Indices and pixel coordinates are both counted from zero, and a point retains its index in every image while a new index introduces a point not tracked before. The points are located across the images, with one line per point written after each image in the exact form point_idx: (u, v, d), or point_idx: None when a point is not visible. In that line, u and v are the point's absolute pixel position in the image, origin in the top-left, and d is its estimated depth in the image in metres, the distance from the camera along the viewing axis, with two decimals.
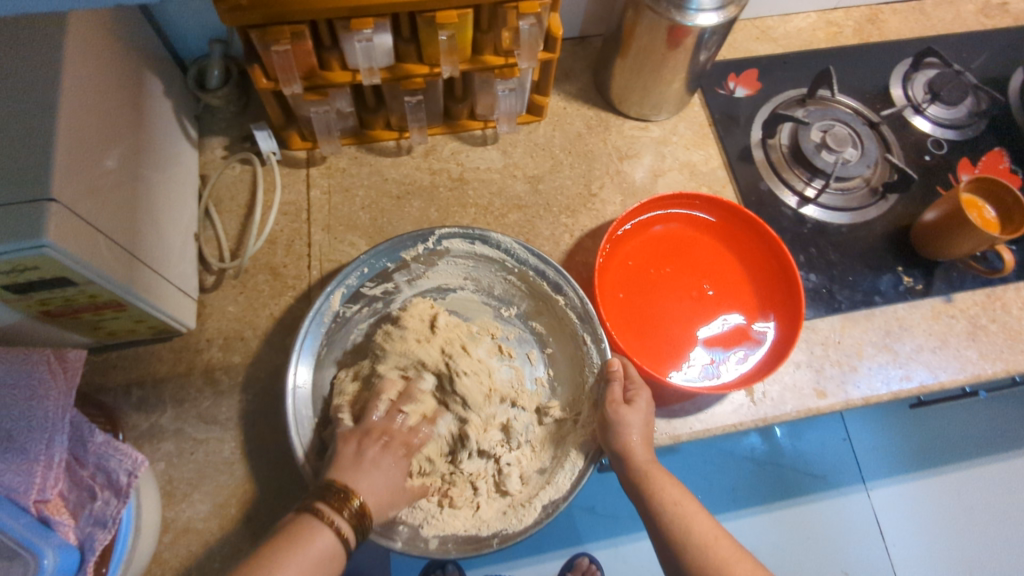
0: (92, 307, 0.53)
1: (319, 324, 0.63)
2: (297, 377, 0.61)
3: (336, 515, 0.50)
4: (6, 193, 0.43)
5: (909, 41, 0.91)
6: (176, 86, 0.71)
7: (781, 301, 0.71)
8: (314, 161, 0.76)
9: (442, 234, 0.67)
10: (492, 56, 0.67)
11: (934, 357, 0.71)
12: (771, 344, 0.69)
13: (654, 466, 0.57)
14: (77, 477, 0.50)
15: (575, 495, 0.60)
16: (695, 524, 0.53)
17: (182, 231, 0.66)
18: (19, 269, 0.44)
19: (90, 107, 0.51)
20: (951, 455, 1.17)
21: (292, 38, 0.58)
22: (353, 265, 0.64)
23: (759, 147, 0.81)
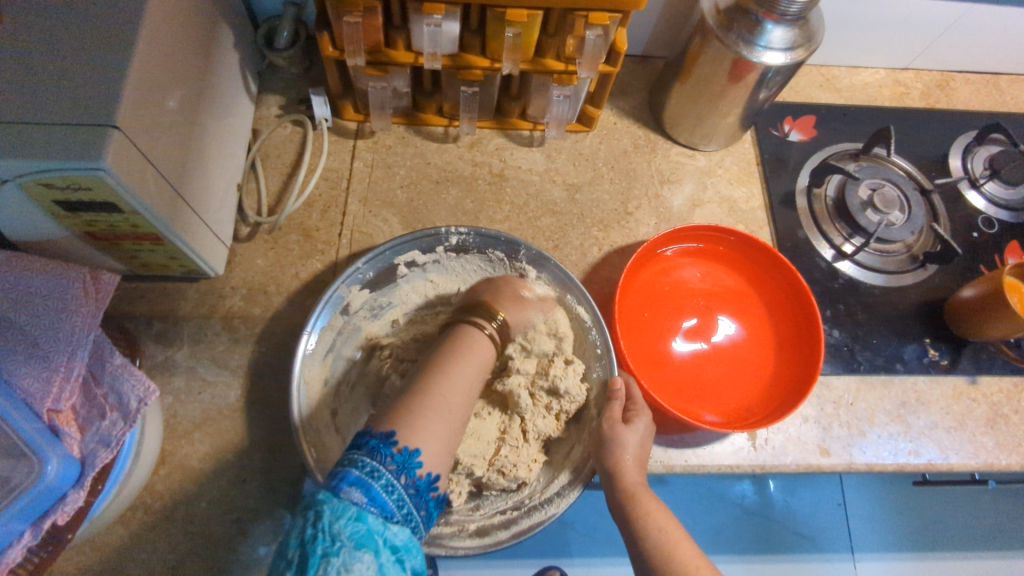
0: (132, 236, 0.56)
1: (349, 283, 0.65)
2: (313, 331, 0.62)
3: (485, 324, 0.59)
4: (74, 114, 0.45)
5: (977, 113, 0.89)
6: (246, 40, 0.74)
7: (793, 369, 0.69)
8: (363, 134, 0.78)
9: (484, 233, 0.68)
10: (553, 60, 0.68)
11: (947, 438, 0.69)
12: (775, 403, 0.67)
13: (641, 490, 0.57)
14: (90, 394, 0.52)
15: (522, 537, 0.59)
16: (677, 554, 0.53)
17: (227, 180, 0.68)
18: (73, 188, 0.47)
19: (164, 47, 0.53)
20: (948, 542, 1.14)
21: (364, 12, 0.60)
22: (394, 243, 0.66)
23: (802, 195, 0.80)
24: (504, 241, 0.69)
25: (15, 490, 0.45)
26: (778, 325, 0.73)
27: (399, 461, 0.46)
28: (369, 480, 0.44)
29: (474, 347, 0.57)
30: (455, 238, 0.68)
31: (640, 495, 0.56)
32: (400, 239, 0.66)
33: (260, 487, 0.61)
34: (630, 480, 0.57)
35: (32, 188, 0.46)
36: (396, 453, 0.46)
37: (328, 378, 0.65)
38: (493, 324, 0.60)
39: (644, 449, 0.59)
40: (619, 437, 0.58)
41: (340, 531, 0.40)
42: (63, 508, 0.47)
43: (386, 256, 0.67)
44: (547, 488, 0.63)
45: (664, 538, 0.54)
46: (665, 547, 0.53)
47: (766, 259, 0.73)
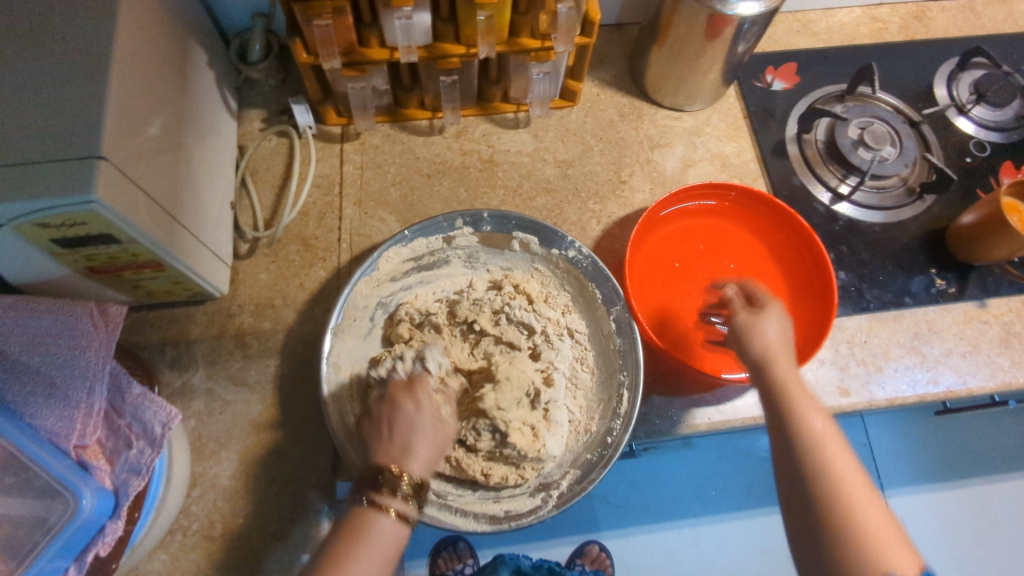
0: (133, 266, 0.56)
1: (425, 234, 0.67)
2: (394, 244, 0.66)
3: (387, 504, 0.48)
4: (59, 149, 0.45)
5: (956, 40, 0.88)
6: (219, 57, 0.73)
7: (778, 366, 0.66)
8: (349, 137, 0.78)
9: (581, 251, 0.67)
10: (528, 38, 0.67)
11: (963, 363, 0.70)
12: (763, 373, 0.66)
13: (795, 377, 0.51)
14: (114, 426, 0.52)
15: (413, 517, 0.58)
16: (862, 516, 0.43)
17: (220, 199, 0.68)
18: (67, 224, 0.47)
19: (139, 73, 0.53)
20: (974, 468, 1.14)
21: (334, 13, 0.59)
22: (487, 216, 0.68)
23: (793, 142, 0.80)
24: (610, 287, 0.66)
25: (54, 528, 0.46)
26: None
27: None
28: None
29: (373, 537, 0.47)
30: (572, 253, 0.68)
31: (791, 382, 0.51)
32: (529, 219, 0.68)
33: (295, 495, 0.61)
34: (780, 371, 0.51)
35: (27, 230, 0.46)
36: None
37: (396, 276, 0.69)
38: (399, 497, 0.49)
39: (784, 332, 0.55)
40: (756, 326, 0.54)
41: None
42: (103, 539, 0.47)
43: (508, 226, 0.69)
44: (472, 504, 0.61)
45: (818, 425, 0.48)
46: (847, 508, 0.43)
47: (797, 243, 0.72)
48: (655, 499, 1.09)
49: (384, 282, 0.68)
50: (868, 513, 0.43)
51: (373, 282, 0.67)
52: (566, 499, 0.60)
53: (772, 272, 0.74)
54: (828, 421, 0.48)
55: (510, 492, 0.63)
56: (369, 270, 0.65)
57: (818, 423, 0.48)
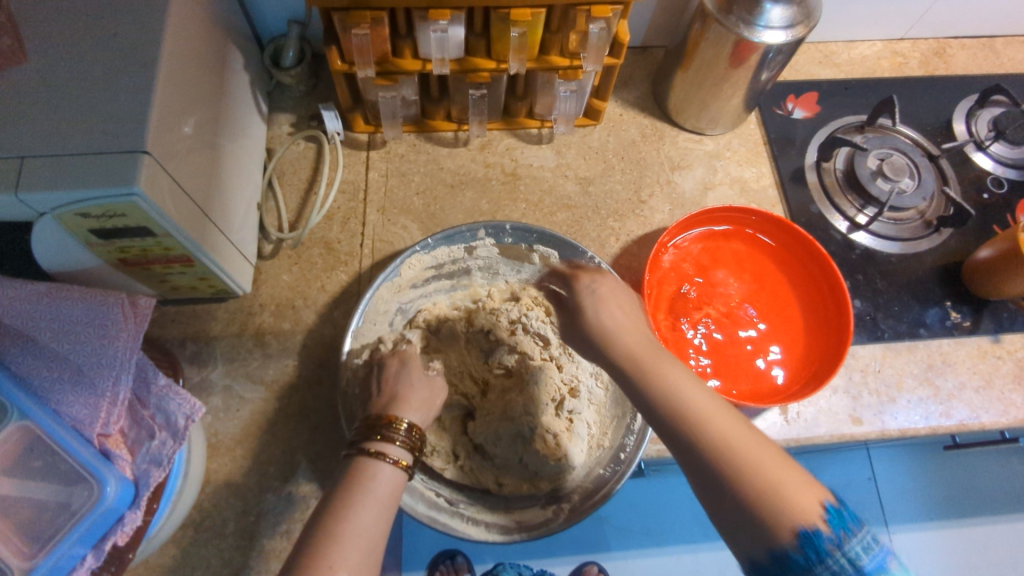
0: (163, 260, 0.57)
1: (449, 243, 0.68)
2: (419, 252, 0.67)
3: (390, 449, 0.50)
4: (104, 143, 0.46)
5: (976, 77, 0.90)
6: (254, 62, 0.75)
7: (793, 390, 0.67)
8: (375, 145, 0.79)
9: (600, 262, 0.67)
10: (557, 56, 0.69)
11: (977, 397, 0.70)
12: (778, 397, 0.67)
13: (654, 358, 0.46)
14: (137, 416, 0.52)
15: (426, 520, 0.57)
16: (785, 491, 0.37)
17: (248, 201, 0.69)
18: (107, 216, 0.48)
19: (182, 73, 0.54)
20: (980, 507, 1.13)
21: (372, 23, 0.61)
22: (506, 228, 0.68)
23: (812, 170, 0.81)
24: None
25: (76, 514, 0.46)
26: (795, 350, 0.71)
27: None
28: None
29: (375, 483, 0.47)
30: None
31: (636, 355, 0.46)
32: (551, 234, 0.67)
33: (306, 496, 0.61)
34: (624, 344, 0.47)
35: (68, 219, 0.48)
36: None
37: (416, 283, 0.70)
38: (398, 446, 0.51)
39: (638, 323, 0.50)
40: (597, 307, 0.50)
41: None
42: (123, 528, 0.48)
43: (530, 238, 0.69)
44: (483, 514, 0.61)
45: (699, 408, 0.41)
46: (770, 482, 0.37)
47: (817, 269, 0.73)
48: (657, 522, 1.08)
49: (405, 286, 0.69)
50: (789, 481, 0.37)
51: (394, 288, 0.67)
52: (580, 510, 0.59)
53: (787, 295, 0.74)
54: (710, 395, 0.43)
55: (522, 504, 0.62)
56: (391, 276, 0.66)
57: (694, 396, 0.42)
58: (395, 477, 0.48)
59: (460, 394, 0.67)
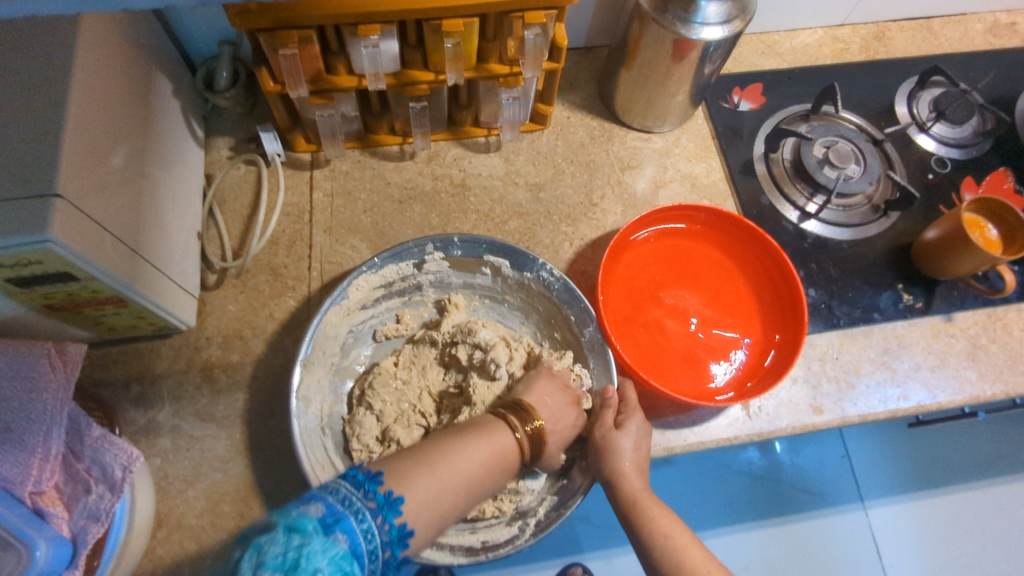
0: (94, 303, 0.54)
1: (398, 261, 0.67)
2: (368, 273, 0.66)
3: (519, 426, 0.57)
4: (10, 188, 0.44)
5: (915, 59, 0.91)
6: (185, 86, 0.73)
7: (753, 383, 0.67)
8: (318, 164, 0.77)
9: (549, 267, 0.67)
10: (497, 64, 0.68)
11: (932, 377, 0.71)
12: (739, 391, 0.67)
13: (646, 494, 0.58)
14: (72, 470, 0.50)
15: None
16: (685, 555, 0.54)
17: (187, 232, 0.67)
18: (22, 264, 0.45)
19: (100, 107, 0.52)
20: (950, 476, 1.16)
21: (300, 43, 0.59)
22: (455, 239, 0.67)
23: (760, 161, 0.81)
24: (581, 308, 0.66)
25: None
26: (754, 341, 0.71)
27: (380, 500, 0.46)
28: (351, 518, 0.43)
29: (496, 438, 0.56)
30: (543, 275, 0.68)
31: (642, 500, 0.57)
32: (499, 243, 0.68)
33: None
34: (631, 486, 0.58)
35: None
36: (378, 492, 0.46)
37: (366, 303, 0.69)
38: (527, 429, 0.57)
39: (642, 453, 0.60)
40: (615, 442, 0.59)
41: (320, 566, 0.38)
42: None
43: (480, 249, 0.68)
44: (448, 538, 0.60)
45: (670, 541, 0.55)
46: (675, 547, 0.54)
47: (767, 260, 0.73)
48: None
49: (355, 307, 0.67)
50: None
51: (343, 312, 0.66)
52: (546, 526, 0.59)
53: (741, 286, 0.75)
54: (676, 529, 0.56)
55: (487, 522, 0.62)
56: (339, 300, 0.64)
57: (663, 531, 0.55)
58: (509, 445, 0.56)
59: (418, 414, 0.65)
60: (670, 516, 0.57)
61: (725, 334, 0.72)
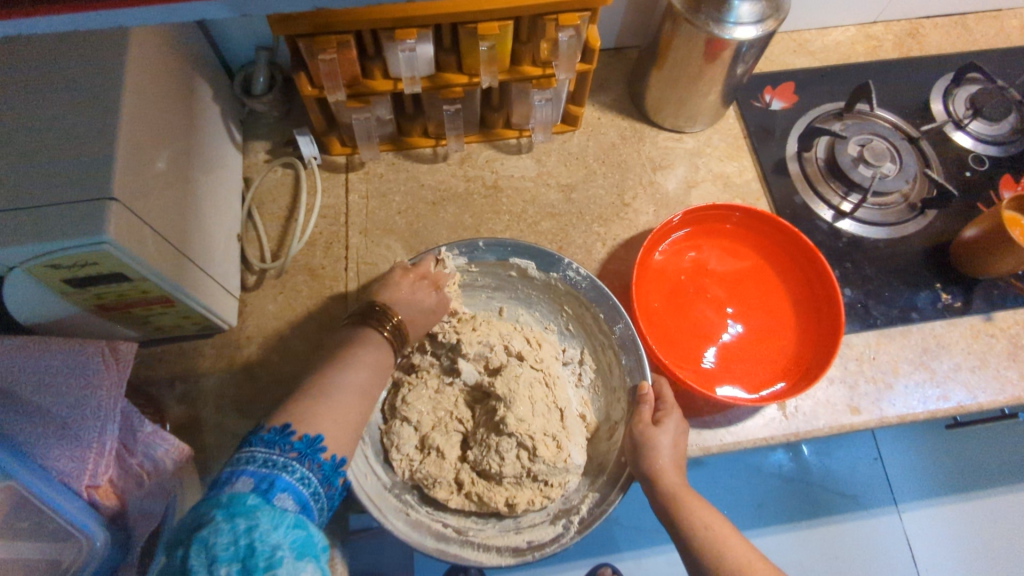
0: (143, 302, 0.56)
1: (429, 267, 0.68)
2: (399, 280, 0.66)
3: (382, 327, 0.59)
4: (71, 192, 0.46)
5: (951, 56, 0.90)
6: (224, 91, 0.74)
7: (794, 383, 0.67)
8: (353, 166, 0.78)
9: (572, 266, 0.68)
10: (530, 66, 0.68)
11: (973, 377, 0.69)
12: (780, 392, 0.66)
13: (684, 489, 0.57)
14: (125, 465, 0.52)
15: (439, 554, 0.57)
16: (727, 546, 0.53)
17: (228, 233, 0.68)
18: (79, 265, 0.47)
19: (148, 112, 0.54)
20: (986, 479, 1.13)
21: (338, 47, 0.60)
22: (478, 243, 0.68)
23: (793, 160, 0.81)
24: (608, 305, 0.66)
25: None
26: (791, 341, 0.71)
27: (301, 449, 0.47)
28: (300, 483, 0.45)
29: (364, 349, 0.57)
30: (570, 274, 0.68)
31: (683, 495, 0.56)
32: (525, 245, 0.68)
33: None
34: (669, 482, 0.57)
35: (39, 271, 0.47)
36: (295, 442, 0.47)
37: None
38: (390, 324, 0.59)
39: (678, 450, 0.60)
40: (653, 439, 0.59)
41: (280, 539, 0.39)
42: None
43: (507, 252, 0.69)
44: (494, 538, 0.61)
45: (711, 534, 0.54)
46: (717, 540, 0.53)
47: (802, 257, 0.72)
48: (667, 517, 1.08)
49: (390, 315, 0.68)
50: None
51: None
52: (589, 523, 0.60)
53: (775, 286, 0.74)
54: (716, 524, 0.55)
55: (531, 521, 0.63)
56: None
57: (704, 525, 0.54)
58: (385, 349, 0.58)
59: (455, 420, 0.65)
60: (708, 509, 0.56)
61: (762, 336, 0.71)
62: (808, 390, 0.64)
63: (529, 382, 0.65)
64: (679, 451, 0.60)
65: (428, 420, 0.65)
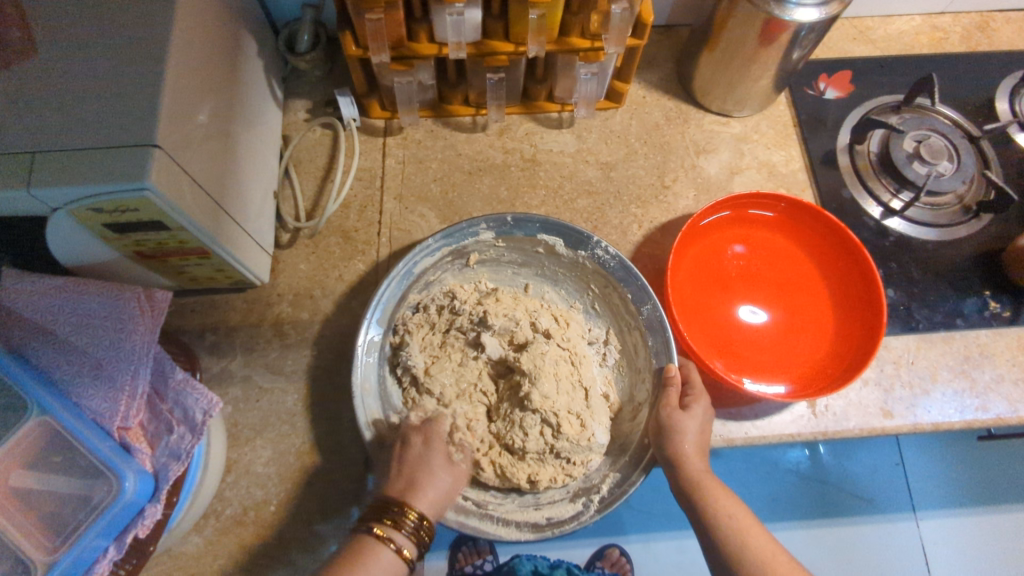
0: (179, 252, 0.56)
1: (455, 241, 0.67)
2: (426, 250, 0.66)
3: (392, 534, 0.52)
4: (116, 135, 0.46)
5: (1022, 53, 0.85)
6: (268, 47, 0.74)
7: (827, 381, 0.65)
8: (391, 131, 0.77)
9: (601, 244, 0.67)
10: (578, 38, 0.66)
11: (1016, 390, 0.67)
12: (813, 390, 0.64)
13: (707, 477, 0.57)
14: (156, 410, 0.53)
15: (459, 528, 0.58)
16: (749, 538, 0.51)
17: (265, 189, 0.68)
18: (120, 210, 0.47)
19: (194, 61, 0.53)
20: (1012, 495, 1.10)
21: (385, 7, 0.59)
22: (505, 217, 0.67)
23: (844, 152, 0.78)
24: (638, 286, 0.65)
25: (98, 508, 0.47)
26: (825, 337, 0.69)
27: None
28: None
29: (372, 563, 0.50)
30: (599, 253, 0.67)
31: (706, 482, 0.56)
32: (554, 221, 0.67)
33: (326, 486, 0.62)
34: (693, 468, 0.57)
35: (82, 214, 0.47)
36: None
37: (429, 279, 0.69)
38: (404, 530, 0.52)
39: (705, 435, 0.59)
40: (679, 425, 0.58)
41: None
42: (143, 522, 0.48)
43: (534, 228, 0.68)
44: (513, 513, 0.61)
45: (733, 523, 0.54)
46: (738, 531, 0.53)
47: (843, 251, 0.70)
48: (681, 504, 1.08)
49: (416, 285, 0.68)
50: None
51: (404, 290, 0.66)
52: (610, 503, 0.60)
53: (813, 280, 0.72)
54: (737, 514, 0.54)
55: (551, 498, 0.63)
56: (401, 278, 0.65)
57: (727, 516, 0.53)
58: (395, 566, 0.50)
59: (478, 393, 0.65)
60: (732, 499, 0.56)
61: (795, 331, 0.69)
62: (840, 390, 0.63)
63: (553, 360, 0.64)
64: (705, 437, 0.59)
65: (451, 394, 0.64)
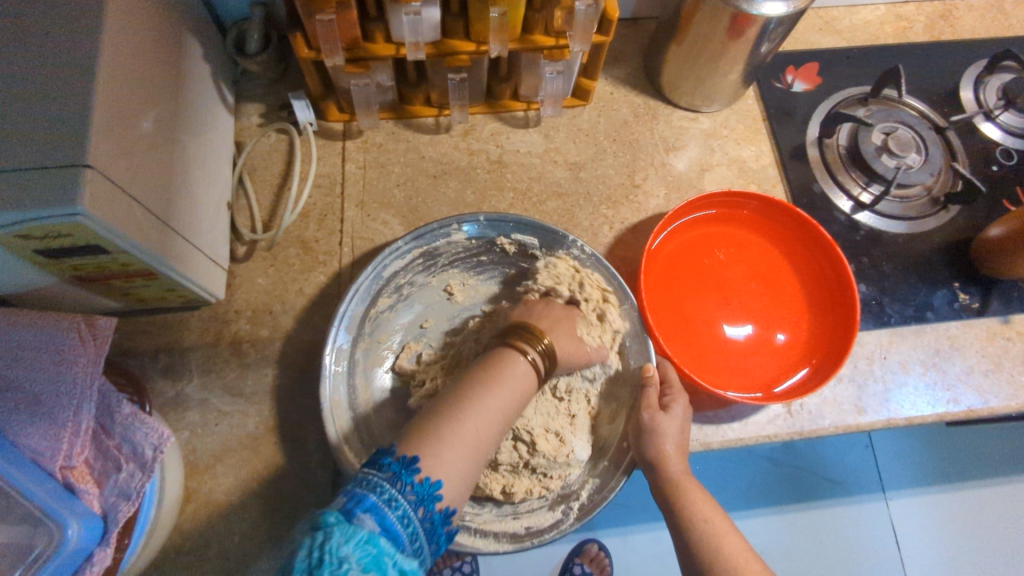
0: (123, 274, 0.53)
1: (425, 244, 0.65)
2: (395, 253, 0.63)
3: (528, 349, 0.54)
4: (44, 154, 0.42)
5: (984, 41, 0.85)
6: (216, 49, 0.70)
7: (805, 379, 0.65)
8: (351, 134, 0.74)
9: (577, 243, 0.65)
10: (542, 36, 0.64)
11: (985, 381, 0.67)
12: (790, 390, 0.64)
13: (688, 478, 0.56)
14: (103, 447, 0.49)
15: None
16: (729, 547, 0.51)
17: (217, 200, 0.65)
18: (53, 235, 0.44)
19: (131, 69, 0.50)
20: (978, 473, 1.13)
21: (337, 7, 0.56)
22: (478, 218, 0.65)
23: (813, 146, 0.77)
24: (616, 285, 0.64)
25: (39, 558, 0.43)
26: (799, 333, 0.68)
27: (398, 469, 0.43)
28: (384, 506, 0.40)
29: (510, 368, 0.52)
30: (574, 252, 0.66)
31: (685, 483, 0.55)
32: (528, 220, 0.65)
33: (292, 511, 0.59)
34: (675, 470, 0.55)
35: (8, 240, 0.43)
36: (416, 482, 0.43)
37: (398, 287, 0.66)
38: (538, 347, 0.54)
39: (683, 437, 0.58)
40: (658, 429, 0.57)
41: (349, 554, 0.36)
42: (90, 568, 0.44)
43: (508, 227, 0.66)
44: (490, 524, 0.59)
45: (710, 527, 0.52)
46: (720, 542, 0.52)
47: (814, 247, 0.70)
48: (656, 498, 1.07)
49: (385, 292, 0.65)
50: None
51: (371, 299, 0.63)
52: (590, 510, 0.59)
53: (786, 274, 0.72)
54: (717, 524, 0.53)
55: (529, 507, 0.61)
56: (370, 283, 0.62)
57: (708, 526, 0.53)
58: (530, 374, 0.53)
59: None
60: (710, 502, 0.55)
61: (771, 328, 0.69)
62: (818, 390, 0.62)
63: None
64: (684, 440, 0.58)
65: None
